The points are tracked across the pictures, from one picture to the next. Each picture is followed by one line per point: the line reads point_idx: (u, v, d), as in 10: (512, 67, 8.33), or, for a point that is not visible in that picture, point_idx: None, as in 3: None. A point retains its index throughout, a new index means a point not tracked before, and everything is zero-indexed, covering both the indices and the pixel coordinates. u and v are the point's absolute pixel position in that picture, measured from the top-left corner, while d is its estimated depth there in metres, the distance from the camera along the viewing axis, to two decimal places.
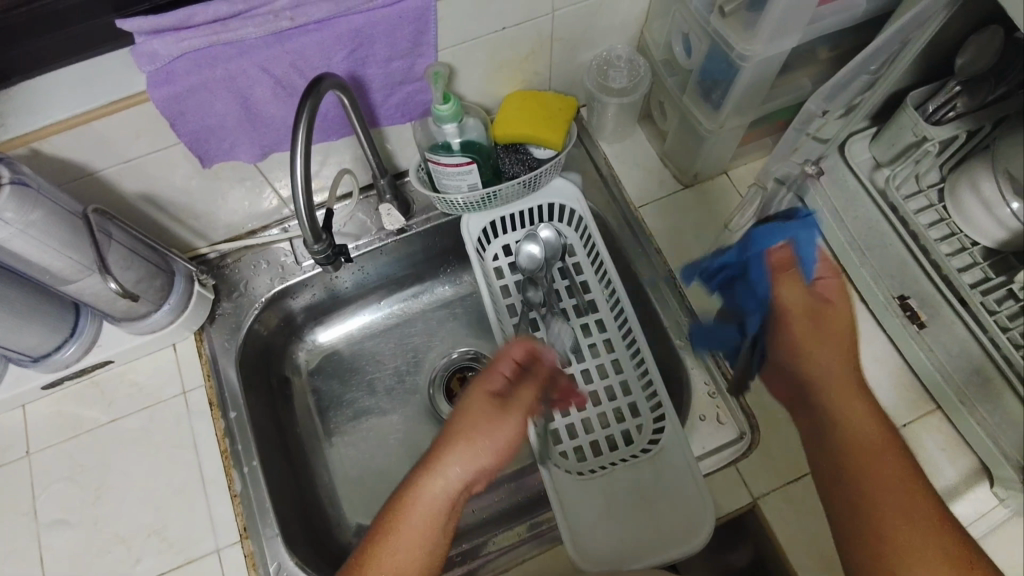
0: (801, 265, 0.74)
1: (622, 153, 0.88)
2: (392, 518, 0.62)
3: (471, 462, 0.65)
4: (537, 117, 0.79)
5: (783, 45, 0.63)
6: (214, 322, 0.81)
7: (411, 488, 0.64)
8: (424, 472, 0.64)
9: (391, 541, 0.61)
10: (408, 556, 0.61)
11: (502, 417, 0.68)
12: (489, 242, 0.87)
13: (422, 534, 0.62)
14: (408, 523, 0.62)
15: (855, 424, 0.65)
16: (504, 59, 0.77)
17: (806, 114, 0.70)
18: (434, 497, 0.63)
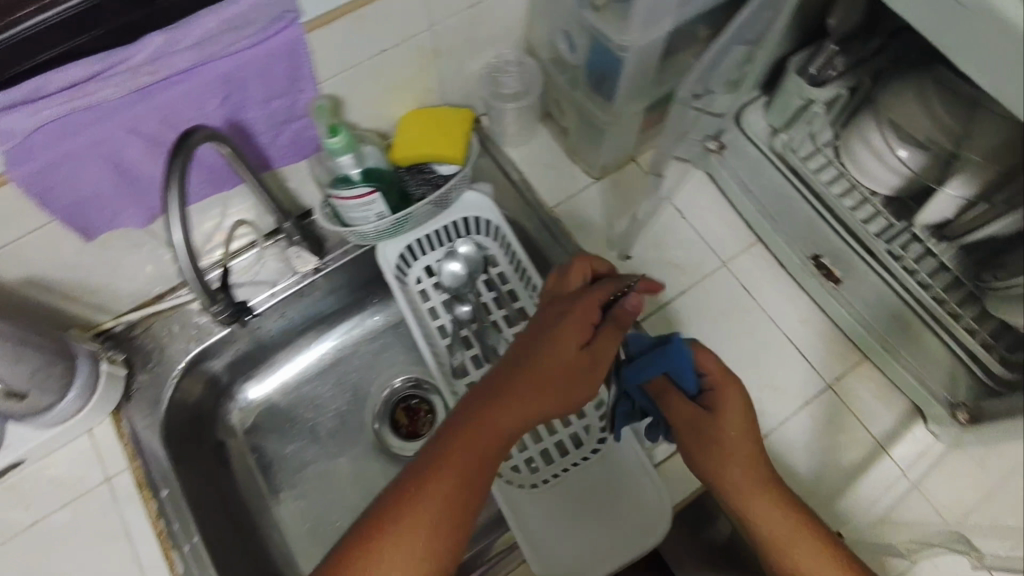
0: (682, 382, 0.61)
1: (529, 155, 0.87)
2: (441, 461, 0.55)
3: (542, 399, 0.56)
4: (434, 135, 0.78)
5: (658, 30, 0.64)
6: (131, 400, 0.76)
7: (477, 425, 0.56)
8: (493, 408, 0.56)
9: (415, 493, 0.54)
10: (430, 511, 0.53)
11: (563, 372, 0.57)
12: (409, 266, 0.85)
13: (461, 484, 0.54)
14: (462, 457, 0.55)
15: (767, 511, 0.58)
16: (391, 81, 0.75)
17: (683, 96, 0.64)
18: (490, 436, 0.56)
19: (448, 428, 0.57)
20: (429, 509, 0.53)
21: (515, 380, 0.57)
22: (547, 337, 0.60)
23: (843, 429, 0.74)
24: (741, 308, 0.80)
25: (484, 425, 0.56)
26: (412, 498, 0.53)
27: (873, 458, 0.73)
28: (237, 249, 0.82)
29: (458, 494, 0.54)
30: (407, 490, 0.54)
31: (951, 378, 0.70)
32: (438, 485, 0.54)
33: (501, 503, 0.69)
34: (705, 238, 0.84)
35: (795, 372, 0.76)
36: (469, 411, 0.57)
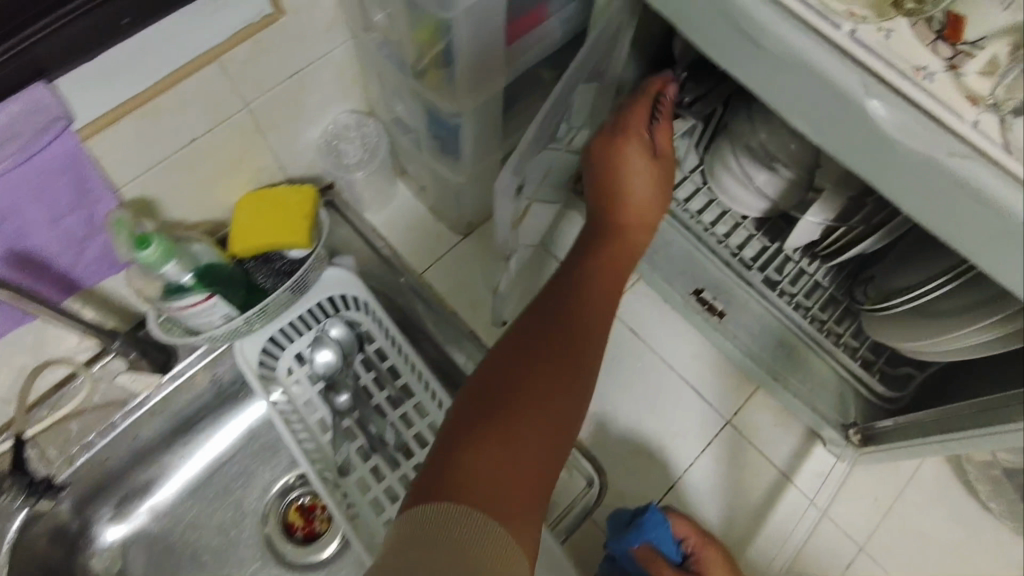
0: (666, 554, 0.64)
1: (390, 218, 0.82)
2: (585, 345, 0.50)
3: (643, 233, 0.58)
4: (274, 221, 0.70)
5: (491, 91, 0.58)
6: None
7: (563, 320, 0.51)
8: (585, 280, 0.54)
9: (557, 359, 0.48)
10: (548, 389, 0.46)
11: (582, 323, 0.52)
12: (276, 358, 0.77)
13: (572, 339, 0.50)
14: (584, 314, 0.52)
15: None
16: (213, 169, 0.66)
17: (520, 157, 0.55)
18: (593, 279, 0.54)
19: (522, 324, 0.51)
20: (549, 396, 0.45)
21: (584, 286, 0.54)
22: (630, 184, 0.57)
23: (747, 467, 0.72)
24: (631, 353, 0.76)
25: (567, 332, 0.51)
26: (490, 396, 0.45)
27: (777, 491, 0.71)
28: (60, 377, 0.74)
29: (574, 359, 0.48)
30: (489, 399, 0.45)
31: (840, 401, 0.70)
32: (563, 364, 0.48)
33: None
34: None
35: (693, 412, 0.74)
36: (570, 285, 0.54)
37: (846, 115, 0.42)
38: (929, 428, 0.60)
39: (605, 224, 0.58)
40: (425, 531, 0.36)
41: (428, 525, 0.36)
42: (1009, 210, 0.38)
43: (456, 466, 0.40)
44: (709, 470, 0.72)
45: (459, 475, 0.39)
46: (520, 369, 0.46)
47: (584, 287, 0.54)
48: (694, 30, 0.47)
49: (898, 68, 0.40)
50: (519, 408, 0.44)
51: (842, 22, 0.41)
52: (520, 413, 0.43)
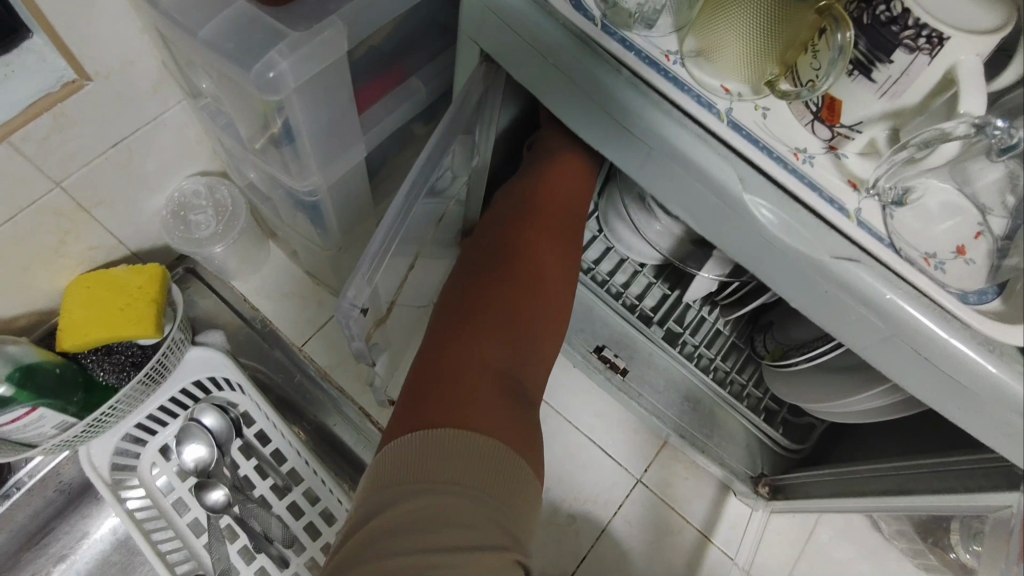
0: None
1: (262, 286, 0.73)
2: (545, 283, 0.53)
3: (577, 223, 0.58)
4: (111, 308, 0.60)
5: (346, 164, 0.52)
6: None
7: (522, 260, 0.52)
8: (534, 224, 0.55)
9: (509, 341, 0.48)
10: (501, 372, 0.46)
11: (535, 304, 0.51)
12: (138, 455, 0.68)
13: (524, 322, 0.50)
14: (530, 302, 0.51)
15: None
16: (27, 259, 0.56)
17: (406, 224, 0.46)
18: (542, 261, 0.54)
19: (484, 267, 0.52)
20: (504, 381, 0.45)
21: (533, 211, 0.56)
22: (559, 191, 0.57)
23: (665, 528, 0.70)
24: (534, 416, 0.72)
25: (531, 264, 0.53)
26: (452, 338, 0.46)
27: (698, 552, 0.69)
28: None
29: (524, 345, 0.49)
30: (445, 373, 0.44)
31: (748, 454, 0.68)
32: (514, 305, 0.50)
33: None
34: None
35: (605, 476, 0.71)
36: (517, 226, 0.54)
37: (723, 211, 0.38)
38: (844, 489, 0.57)
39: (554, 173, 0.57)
40: (439, 455, 0.38)
41: (437, 449, 0.38)
42: (896, 312, 0.35)
43: (445, 401, 0.41)
44: (623, 536, 0.69)
45: (456, 407, 0.41)
46: (473, 351, 0.45)
47: (539, 218, 0.55)
48: (559, 104, 0.42)
49: (775, 151, 0.37)
50: (499, 348, 0.47)
51: (717, 101, 0.37)
52: (488, 357, 0.46)
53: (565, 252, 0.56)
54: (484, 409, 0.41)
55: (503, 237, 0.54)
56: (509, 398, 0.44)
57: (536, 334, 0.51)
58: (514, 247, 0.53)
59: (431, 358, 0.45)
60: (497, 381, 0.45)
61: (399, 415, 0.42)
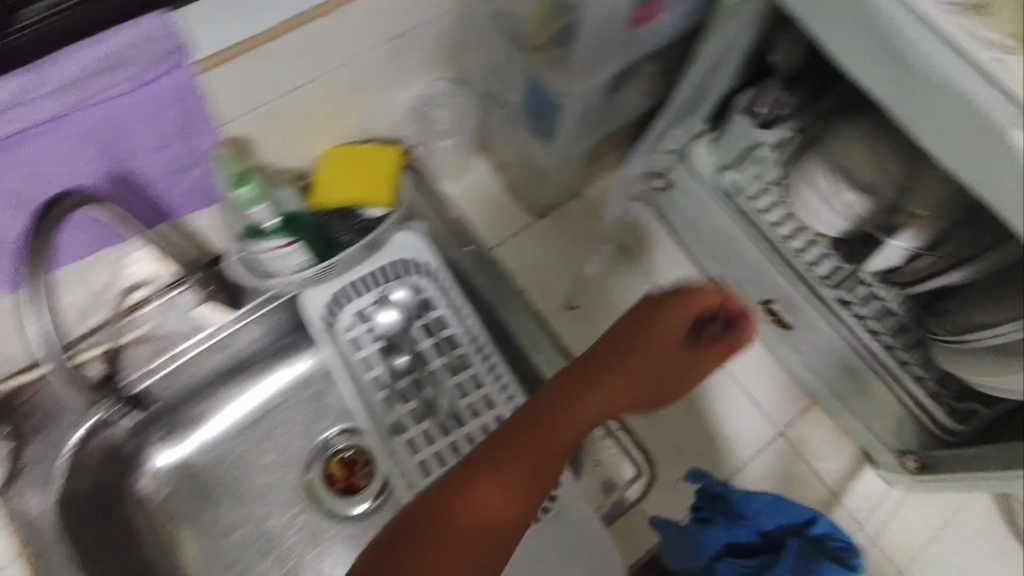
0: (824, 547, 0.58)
1: (467, 190, 0.82)
2: (604, 396, 0.45)
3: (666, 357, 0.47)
4: (358, 178, 0.71)
5: (603, 75, 0.58)
6: (21, 478, 0.68)
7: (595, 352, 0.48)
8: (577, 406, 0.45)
9: (548, 451, 0.44)
10: (515, 464, 0.42)
11: (597, 410, 0.45)
12: (339, 312, 0.76)
13: (578, 418, 0.45)
14: (589, 402, 0.45)
15: None
16: (309, 118, 0.67)
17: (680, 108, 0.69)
18: (576, 422, 0.45)
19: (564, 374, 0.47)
20: (519, 469, 0.42)
21: (607, 367, 0.47)
22: (654, 323, 0.48)
23: (797, 480, 0.74)
24: None
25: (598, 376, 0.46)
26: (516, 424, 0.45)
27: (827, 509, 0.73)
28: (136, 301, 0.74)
29: (548, 457, 0.44)
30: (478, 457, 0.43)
31: (899, 428, 0.70)
32: (576, 407, 0.45)
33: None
34: (654, 281, 0.80)
35: (751, 421, 0.76)
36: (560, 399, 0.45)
37: (982, 141, 0.42)
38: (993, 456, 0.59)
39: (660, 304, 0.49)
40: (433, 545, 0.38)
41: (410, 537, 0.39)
42: None
43: (454, 490, 0.41)
44: (758, 477, 0.74)
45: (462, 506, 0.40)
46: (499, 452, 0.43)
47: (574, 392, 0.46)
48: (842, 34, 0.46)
49: None
50: (522, 436, 0.44)
51: (994, 48, 0.41)
52: (513, 458, 0.43)
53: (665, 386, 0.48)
54: (474, 514, 0.40)
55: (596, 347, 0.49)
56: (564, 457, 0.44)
57: (574, 420, 0.45)
58: (612, 349, 0.48)
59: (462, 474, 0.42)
60: (561, 434, 0.44)
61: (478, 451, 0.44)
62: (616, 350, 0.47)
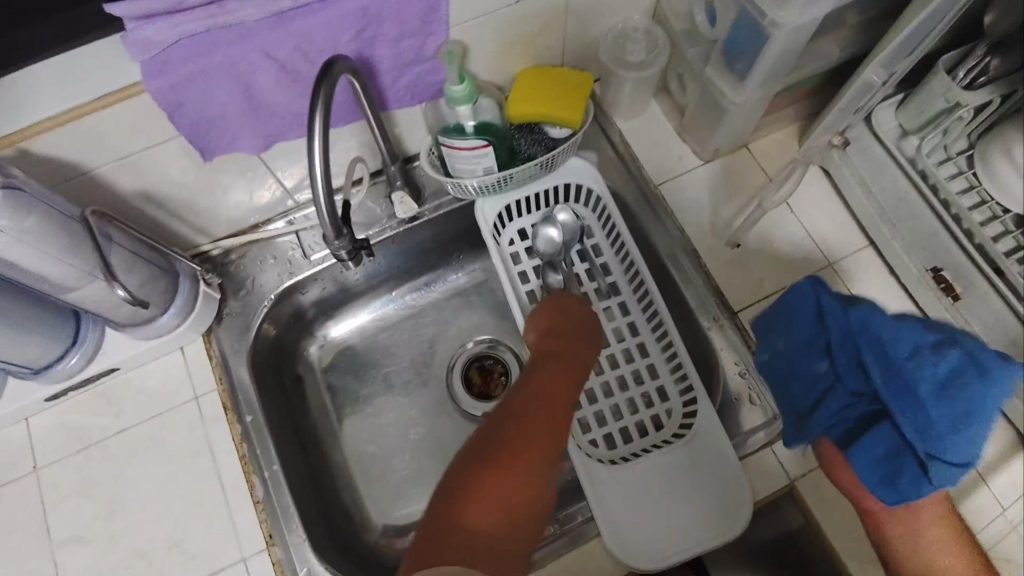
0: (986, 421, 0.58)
1: (637, 129, 0.85)
2: (544, 395, 0.58)
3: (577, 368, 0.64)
4: (552, 95, 0.74)
5: (819, 9, 0.60)
6: (221, 323, 0.78)
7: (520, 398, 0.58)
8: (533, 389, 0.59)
9: (524, 420, 0.55)
10: (538, 425, 0.55)
11: (552, 412, 0.57)
12: (504, 227, 0.83)
13: (550, 411, 0.57)
14: (544, 395, 0.58)
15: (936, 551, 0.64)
16: (517, 34, 0.72)
17: (864, 85, 0.69)
18: (545, 404, 0.57)
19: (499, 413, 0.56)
20: (537, 437, 0.54)
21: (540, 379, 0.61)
22: (542, 386, 0.59)
23: None
24: None
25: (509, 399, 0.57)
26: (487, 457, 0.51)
27: (972, 487, 0.71)
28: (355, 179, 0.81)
29: (545, 427, 0.55)
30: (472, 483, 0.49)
31: None
32: (533, 394, 0.58)
33: (581, 476, 0.68)
34: (813, 237, 0.81)
35: None
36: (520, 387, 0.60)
37: None
38: None
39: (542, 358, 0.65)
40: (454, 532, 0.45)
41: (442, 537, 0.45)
42: None
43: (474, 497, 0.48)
44: None
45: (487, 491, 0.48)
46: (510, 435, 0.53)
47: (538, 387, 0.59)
48: None
49: None
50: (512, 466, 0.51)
51: None
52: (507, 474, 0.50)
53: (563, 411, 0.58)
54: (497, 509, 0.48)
55: (529, 372, 0.63)
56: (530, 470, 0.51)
57: (543, 412, 0.56)
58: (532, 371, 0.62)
59: (490, 416, 0.55)
60: (529, 438, 0.53)
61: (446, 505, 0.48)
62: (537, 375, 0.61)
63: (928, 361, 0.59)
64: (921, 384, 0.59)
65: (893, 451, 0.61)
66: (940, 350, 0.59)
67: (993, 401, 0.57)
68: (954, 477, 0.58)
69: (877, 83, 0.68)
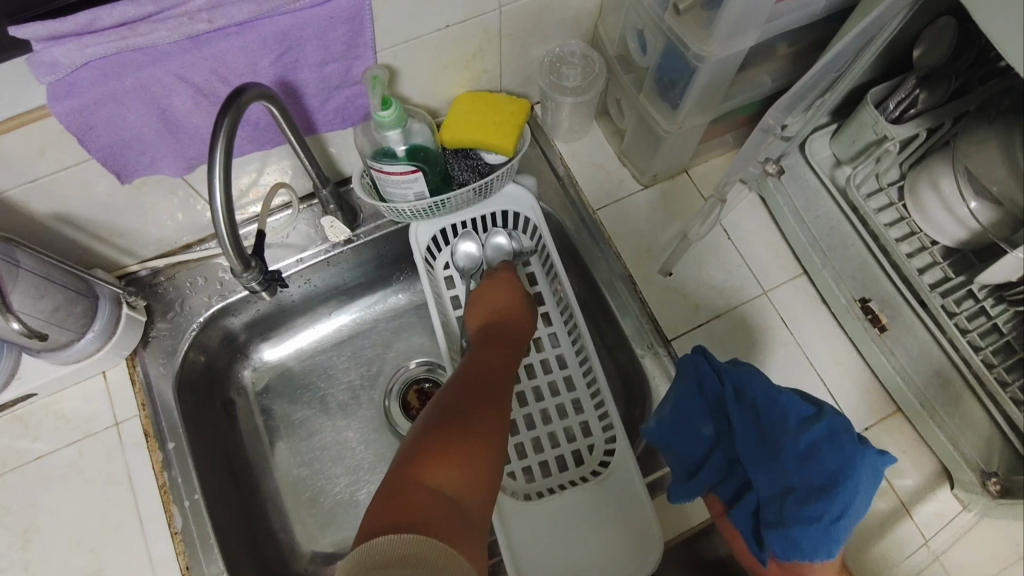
0: (813, 505, 0.57)
1: (578, 153, 0.85)
2: (487, 385, 0.65)
3: (514, 354, 0.72)
4: (485, 122, 0.74)
5: (741, 44, 0.60)
6: (148, 346, 0.76)
7: (466, 386, 0.64)
8: (477, 378, 0.65)
9: (470, 405, 0.61)
10: (483, 411, 0.61)
11: (494, 396, 0.64)
12: (438, 253, 0.82)
13: (491, 398, 0.63)
14: (486, 383, 0.65)
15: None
16: (450, 58, 0.71)
17: (764, 130, 0.65)
18: (487, 392, 0.64)
19: (447, 402, 0.61)
20: (483, 421, 0.60)
21: (480, 368, 0.67)
22: (485, 373, 0.67)
23: None
24: (777, 340, 0.77)
25: (456, 390, 0.63)
26: (441, 439, 0.55)
27: (895, 517, 0.71)
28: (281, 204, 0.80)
29: (490, 413, 0.61)
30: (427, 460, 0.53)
31: (987, 446, 0.67)
32: (475, 384, 0.64)
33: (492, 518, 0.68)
34: (748, 263, 0.81)
35: None
36: (465, 376, 0.66)
37: None
38: None
39: (483, 346, 0.72)
40: (414, 503, 0.49)
41: (406, 506, 0.48)
42: None
43: (427, 470, 0.52)
44: None
45: (441, 467, 0.53)
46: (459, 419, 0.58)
47: (477, 375, 0.66)
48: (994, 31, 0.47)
49: None
50: (462, 446, 0.56)
51: None
52: (458, 453, 0.55)
53: (504, 397, 0.65)
54: (451, 482, 0.52)
55: (471, 361, 0.69)
56: (478, 451, 0.56)
57: (486, 401, 0.62)
58: (476, 360, 0.69)
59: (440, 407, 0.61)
60: (476, 424, 0.59)
61: (402, 480, 0.51)
62: (480, 363, 0.68)
63: (795, 431, 0.59)
64: (785, 451, 0.59)
65: (775, 520, 0.60)
66: (804, 424, 0.60)
67: (853, 486, 0.57)
68: (817, 552, 0.58)
69: (775, 127, 0.64)
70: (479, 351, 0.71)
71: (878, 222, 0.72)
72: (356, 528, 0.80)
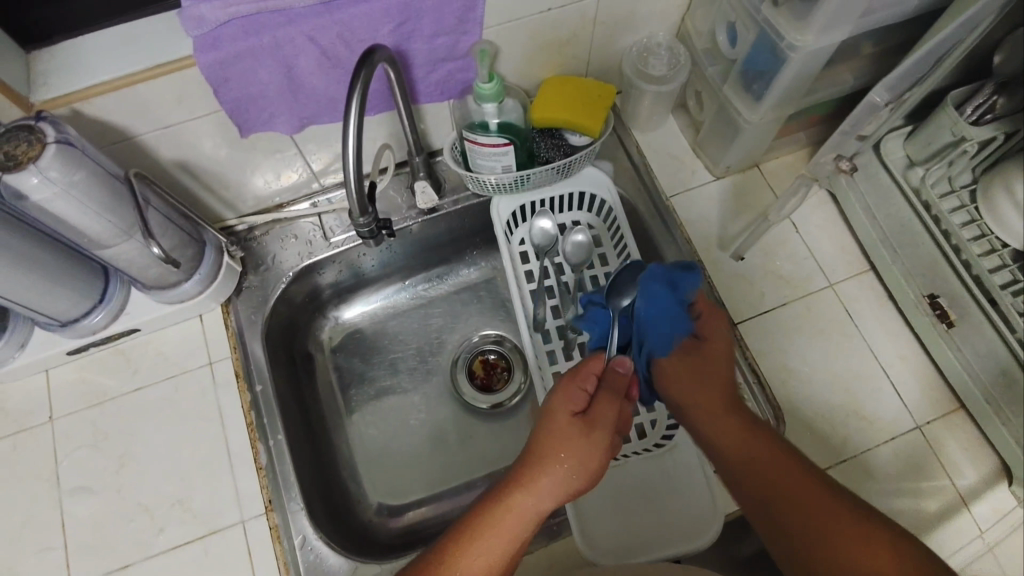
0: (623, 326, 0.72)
1: (653, 142, 0.89)
2: (530, 496, 0.58)
3: (588, 455, 0.60)
4: (574, 104, 0.78)
5: (834, 37, 0.63)
6: (241, 295, 0.81)
7: (504, 491, 0.58)
8: (521, 488, 0.58)
9: (493, 527, 0.56)
10: (502, 543, 0.56)
11: (528, 516, 0.58)
12: (515, 228, 0.86)
13: (521, 525, 0.57)
14: (527, 496, 0.58)
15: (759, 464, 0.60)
16: (545, 42, 0.76)
17: (867, 107, 0.68)
18: (526, 510, 0.57)
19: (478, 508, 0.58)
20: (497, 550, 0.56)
21: (534, 464, 0.59)
22: (537, 477, 0.59)
23: (927, 473, 0.73)
24: (843, 332, 0.79)
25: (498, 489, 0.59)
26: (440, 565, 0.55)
27: (953, 510, 0.72)
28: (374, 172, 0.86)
29: (512, 535, 0.57)
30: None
31: None
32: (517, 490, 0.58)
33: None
34: (815, 256, 0.83)
35: (889, 406, 0.76)
36: (515, 473, 0.59)
37: None
38: None
39: (552, 427, 0.61)
40: None
41: None
42: None
43: None
44: (886, 462, 0.74)
45: None
46: (468, 543, 0.56)
47: (524, 479, 0.59)
48: None
49: None
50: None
51: None
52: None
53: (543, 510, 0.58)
54: None
55: (535, 443, 0.61)
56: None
57: (516, 516, 0.57)
58: (537, 445, 0.61)
59: (478, 526, 0.56)
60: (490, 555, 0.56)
61: None
62: (538, 458, 0.60)
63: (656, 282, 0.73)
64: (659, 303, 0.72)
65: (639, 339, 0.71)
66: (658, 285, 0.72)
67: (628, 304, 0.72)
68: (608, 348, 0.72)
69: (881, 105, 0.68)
70: (540, 435, 0.61)
71: (952, 222, 0.73)
72: (420, 485, 0.84)
